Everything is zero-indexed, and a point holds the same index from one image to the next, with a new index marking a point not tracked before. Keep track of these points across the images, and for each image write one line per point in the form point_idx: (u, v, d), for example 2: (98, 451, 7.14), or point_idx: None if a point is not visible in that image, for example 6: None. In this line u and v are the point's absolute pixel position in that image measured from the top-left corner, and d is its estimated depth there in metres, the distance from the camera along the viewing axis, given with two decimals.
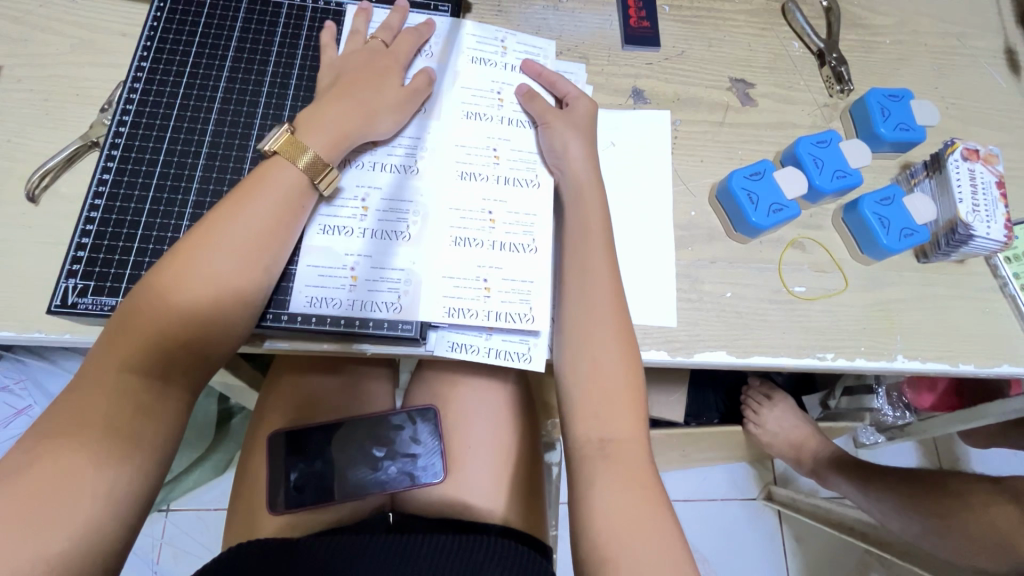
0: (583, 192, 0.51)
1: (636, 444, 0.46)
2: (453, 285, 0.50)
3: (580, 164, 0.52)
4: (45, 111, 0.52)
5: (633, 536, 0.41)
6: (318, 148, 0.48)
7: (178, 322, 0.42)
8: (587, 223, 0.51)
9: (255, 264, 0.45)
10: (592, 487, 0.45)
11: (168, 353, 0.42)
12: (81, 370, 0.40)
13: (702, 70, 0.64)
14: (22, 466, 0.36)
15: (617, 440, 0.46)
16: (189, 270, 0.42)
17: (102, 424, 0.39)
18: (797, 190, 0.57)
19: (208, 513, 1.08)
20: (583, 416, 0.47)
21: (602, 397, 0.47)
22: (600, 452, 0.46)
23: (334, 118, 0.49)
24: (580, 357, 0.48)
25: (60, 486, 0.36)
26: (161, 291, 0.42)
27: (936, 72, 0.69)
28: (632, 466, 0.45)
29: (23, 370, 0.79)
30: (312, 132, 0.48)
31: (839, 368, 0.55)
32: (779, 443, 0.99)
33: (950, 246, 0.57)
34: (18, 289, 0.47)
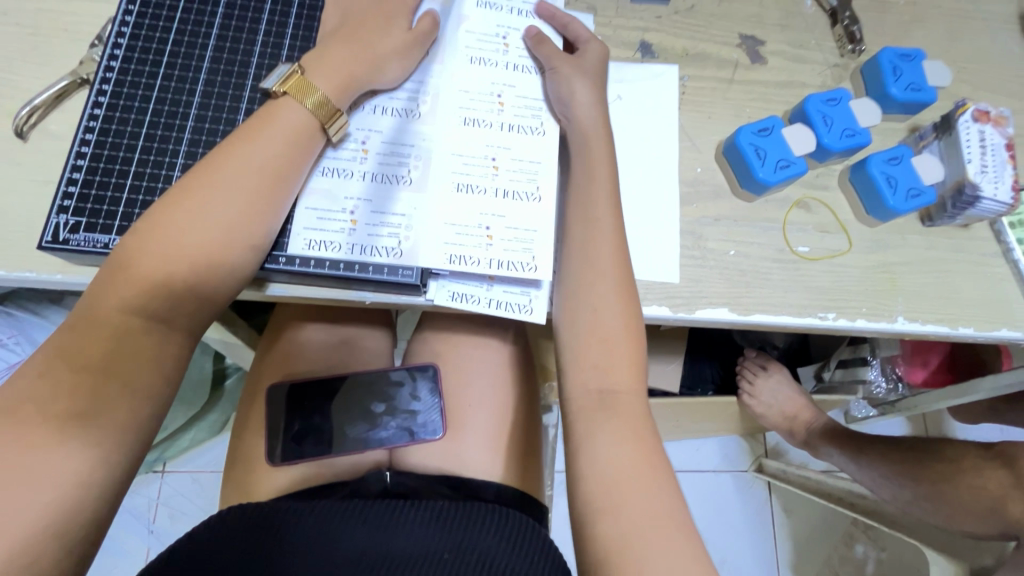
0: (589, 141, 0.50)
1: (636, 397, 0.46)
2: (455, 233, 0.49)
3: (585, 111, 0.51)
4: (32, 46, 0.51)
5: (629, 485, 0.42)
6: (326, 90, 0.46)
7: (180, 261, 0.41)
8: (592, 170, 0.50)
9: (258, 205, 0.43)
10: (592, 437, 0.44)
11: (171, 292, 0.41)
12: (81, 306, 0.40)
13: (711, 25, 0.63)
14: (20, 399, 0.36)
15: (616, 393, 0.46)
16: (194, 208, 0.42)
17: (97, 363, 0.38)
18: (805, 147, 0.56)
19: (203, 475, 1.08)
20: (584, 368, 0.46)
21: (601, 349, 0.46)
22: (599, 404, 0.45)
23: (341, 61, 0.47)
24: (579, 311, 0.47)
25: (55, 419, 0.36)
26: (164, 229, 0.41)
27: (949, 35, 0.67)
28: (630, 419, 0.45)
29: (15, 325, 0.78)
30: (317, 71, 0.47)
31: (840, 329, 0.55)
32: (773, 414, 0.99)
33: (957, 208, 0.57)
34: (7, 227, 0.45)
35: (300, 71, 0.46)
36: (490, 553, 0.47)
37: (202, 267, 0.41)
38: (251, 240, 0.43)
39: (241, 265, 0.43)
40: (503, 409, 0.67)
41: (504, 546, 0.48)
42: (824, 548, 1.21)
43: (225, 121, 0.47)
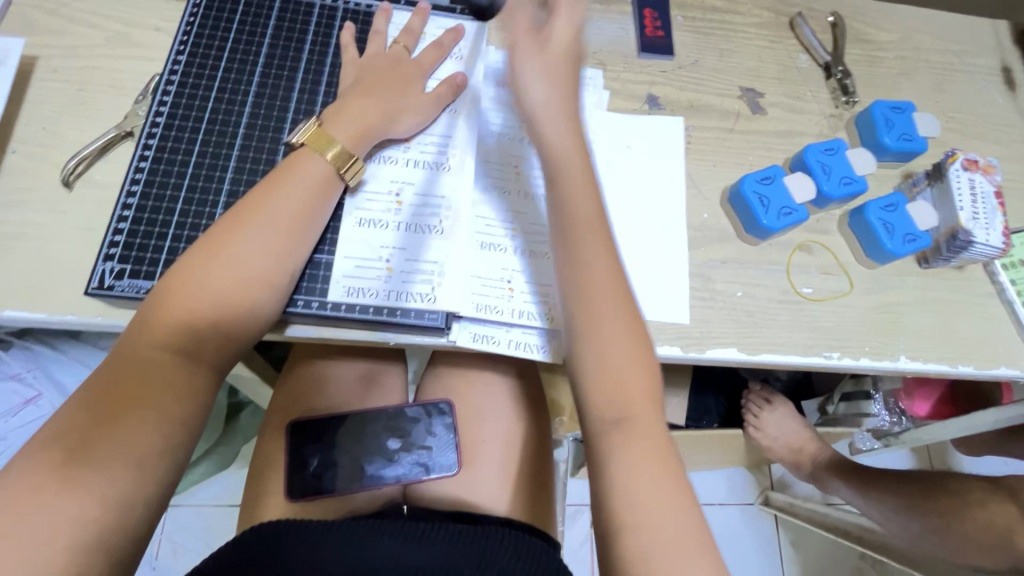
0: (562, 160, 0.48)
1: (652, 415, 0.44)
2: (481, 284, 0.52)
3: (553, 127, 0.48)
4: (80, 101, 0.54)
5: (653, 506, 0.40)
6: (342, 139, 0.50)
7: (212, 303, 0.44)
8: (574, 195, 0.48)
9: (281, 246, 0.46)
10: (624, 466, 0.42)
11: (205, 331, 0.44)
12: (120, 345, 0.42)
13: (714, 79, 0.67)
14: (58, 439, 0.38)
15: (630, 416, 0.43)
16: (227, 253, 0.44)
17: (131, 393, 0.40)
18: (806, 195, 0.59)
19: (209, 509, 1.08)
20: (598, 395, 0.44)
21: (606, 372, 0.44)
22: (616, 426, 0.43)
23: (357, 114, 0.51)
24: (584, 336, 0.45)
25: (98, 458, 0.38)
26: (196, 272, 0.44)
27: (937, 87, 0.72)
28: (648, 443, 0.42)
29: (34, 359, 0.80)
30: (337, 124, 0.51)
31: (844, 367, 0.57)
32: (778, 446, 1.01)
33: (951, 252, 0.59)
34: (52, 272, 0.48)
35: (317, 124, 0.51)
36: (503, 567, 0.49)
37: (232, 309, 0.44)
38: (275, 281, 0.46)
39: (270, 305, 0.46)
40: (517, 445, 0.68)
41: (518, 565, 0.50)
42: None
43: (262, 172, 0.50)
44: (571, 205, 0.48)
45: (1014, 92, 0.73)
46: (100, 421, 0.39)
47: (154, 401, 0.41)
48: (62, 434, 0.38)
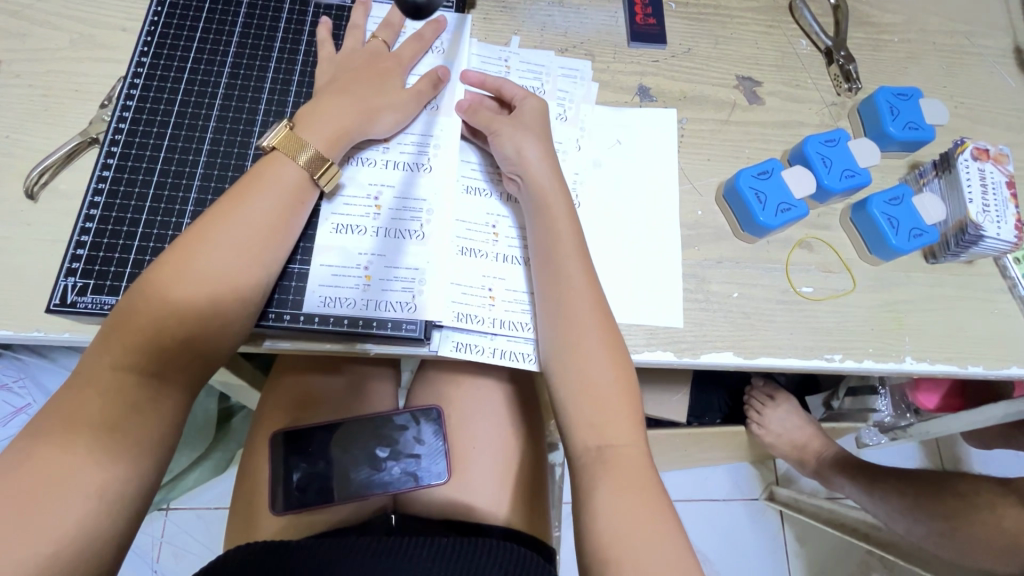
0: (546, 196, 0.50)
1: (636, 447, 0.46)
2: (461, 292, 0.50)
3: (538, 167, 0.51)
4: (43, 107, 0.52)
5: (638, 535, 0.41)
6: (319, 146, 0.48)
7: (176, 320, 0.41)
8: (556, 225, 0.49)
9: (254, 259, 0.44)
10: (594, 490, 0.44)
11: (171, 349, 0.41)
12: (80, 366, 0.40)
13: (709, 68, 0.64)
14: (14, 467, 0.36)
15: (615, 447, 0.45)
16: (194, 265, 0.42)
17: (92, 417, 0.38)
18: (805, 190, 0.56)
19: (207, 512, 1.07)
20: (583, 428, 0.46)
21: (589, 406, 0.46)
22: (598, 459, 0.45)
23: (334, 115, 0.49)
24: (567, 369, 0.47)
25: (57, 484, 0.36)
26: (159, 288, 0.41)
27: (945, 71, 0.68)
28: (632, 476, 0.44)
29: (22, 368, 0.79)
30: (310, 128, 0.48)
31: (846, 370, 0.55)
32: (782, 444, 0.99)
33: (960, 247, 0.56)
34: (16, 287, 0.46)
35: (289, 126, 0.48)
36: None
37: (199, 326, 0.42)
38: (247, 296, 0.44)
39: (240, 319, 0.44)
40: (508, 450, 0.67)
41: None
42: None
43: (231, 179, 0.48)
44: (557, 235, 0.49)
45: None
46: (58, 445, 0.37)
47: (117, 424, 0.39)
48: (18, 460, 0.36)
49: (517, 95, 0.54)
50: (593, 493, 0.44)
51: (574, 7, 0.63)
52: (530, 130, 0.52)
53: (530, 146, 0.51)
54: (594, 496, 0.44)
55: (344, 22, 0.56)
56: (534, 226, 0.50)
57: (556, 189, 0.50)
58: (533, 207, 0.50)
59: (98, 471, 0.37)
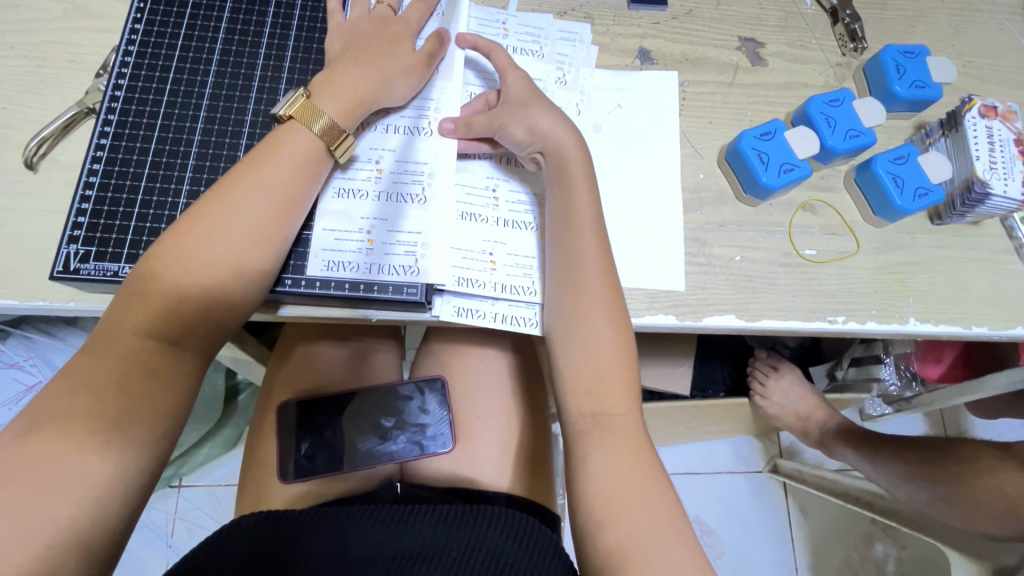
0: (567, 163, 0.49)
1: (631, 417, 0.46)
2: (461, 257, 0.50)
3: (556, 136, 0.49)
4: (39, 78, 0.51)
5: (626, 499, 0.42)
6: (335, 115, 0.47)
7: (194, 289, 0.41)
8: (573, 194, 0.49)
9: (269, 229, 0.44)
10: (589, 454, 0.44)
11: (189, 318, 0.41)
12: (96, 334, 0.40)
13: (711, 30, 0.62)
14: (25, 429, 0.36)
15: (610, 415, 0.45)
16: (210, 234, 0.42)
17: (109, 385, 0.38)
18: (809, 150, 0.55)
19: (219, 488, 1.09)
20: (575, 392, 0.46)
21: (588, 373, 0.46)
22: (594, 425, 0.45)
23: (350, 84, 0.48)
24: (571, 338, 0.47)
25: (64, 447, 0.36)
26: (175, 257, 0.41)
27: (953, 29, 0.66)
28: (626, 443, 0.44)
29: (31, 347, 0.79)
30: (326, 97, 0.47)
31: (849, 332, 0.55)
32: (785, 414, 0.99)
33: (966, 206, 0.56)
34: (19, 257, 0.46)
35: (305, 95, 0.47)
36: (498, 551, 0.48)
37: (213, 295, 0.42)
38: (262, 267, 0.44)
39: (251, 289, 0.44)
40: (512, 418, 0.67)
41: (513, 546, 0.49)
42: (843, 549, 1.20)
43: (228, 146, 0.48)
44: (575, 203, 0.48)
45: None
46: (72, 410, 0.37)
47: (134, 392, 0.39)
48: (24, 424, 0.37)
49: (511, 66, 0.53)
50: (585, 454, 0.44)
51: None
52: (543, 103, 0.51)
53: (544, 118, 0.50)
54: (585, 459, 0.44)
55: None
56: (553, 199, 0.50)
57: (579, 163, 0.49)
58: (555, 180, 0.49)
59: (103, 436, 0.37)
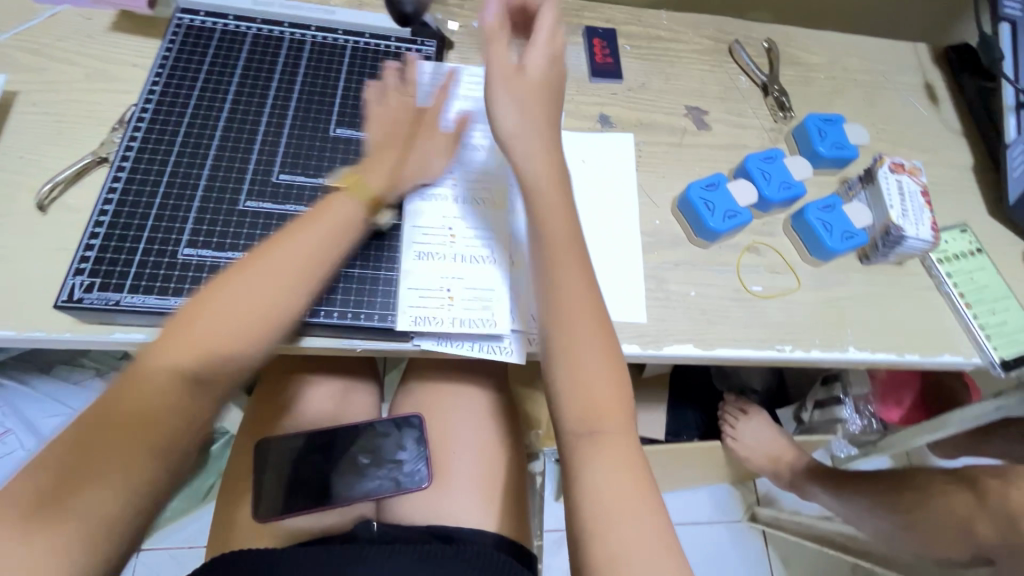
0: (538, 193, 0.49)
1: (623, 420, 0.46)
2: (420, 294, 0.53)
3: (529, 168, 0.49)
4: (57, 131, 0.56)
5: (628, 521, 0.42)
6: (375, 185, 0.52)
7: (222, 339, 0.43)
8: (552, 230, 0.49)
9: (302, 279, 0.46)
10: (585, 465, 0.44)
11: (215, 366, 0.43)
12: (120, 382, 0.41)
13: (661, 100, 0.72)
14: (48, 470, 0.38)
15: (602, 425, 0.45)
16: (245, 287, 0.44)
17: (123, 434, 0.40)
18: (748, 199, 0.63)
19: (181, 551, 1.03)
20: (570, 406, 0.46)
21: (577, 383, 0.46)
22: (588, 436, 0.45)
23: (389, 164, 0.54)
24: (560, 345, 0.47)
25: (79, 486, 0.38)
26: (211, 307, 0.43)
27: (866, 102, 0.78)
28: (624, 457, 0.45)
29: (1, 396, 0.77)
30: (372, 173, 0.53)
31: (797, 359, 0.60)
32: (757, 457, 1.02)
33: (887, 247, 0.64)
34: (23, 291, 0.49)
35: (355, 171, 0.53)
36: None
37: (239, 344, 0.43)
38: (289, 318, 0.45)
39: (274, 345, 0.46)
40: (488, 454, 0.69)
41: None
42: None
43: (232, 190, 0.53)
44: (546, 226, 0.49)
45: (936, 106, 0.80)
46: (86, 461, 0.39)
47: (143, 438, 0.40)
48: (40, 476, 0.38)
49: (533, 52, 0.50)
50: (582, 461, 0.44)
51: None
52: (534, 130, 0.49)
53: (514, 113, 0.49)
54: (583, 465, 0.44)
55: (338, 57, 0.62)
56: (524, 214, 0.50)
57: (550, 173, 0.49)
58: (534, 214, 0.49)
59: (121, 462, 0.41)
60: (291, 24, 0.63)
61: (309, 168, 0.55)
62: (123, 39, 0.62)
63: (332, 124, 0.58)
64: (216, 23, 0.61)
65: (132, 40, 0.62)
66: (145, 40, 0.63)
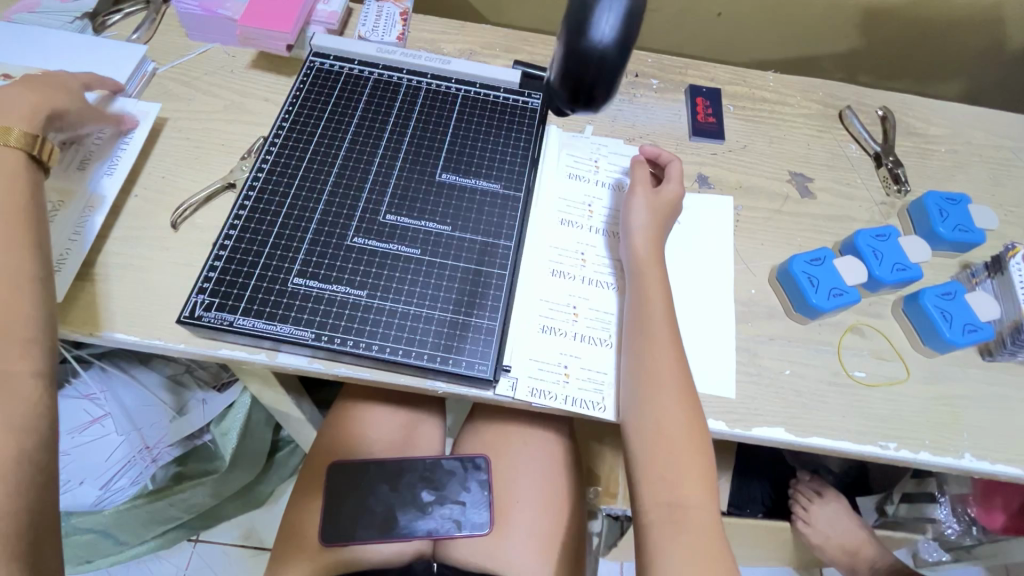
0: (644, 266, 0.56)
1: (705, 510, 0.48)
2: (538, 368, 0.54)
3: (641, 242, 0.57)
4: (194, 157, 0.62)
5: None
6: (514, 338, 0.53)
7: None
8: (645, 295, 0.54)
9: None
10: (664, 553, 0.47)
11: None
12: None
13: (764, 163, 0.70)
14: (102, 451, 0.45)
15: (686, 508, 0.48)
16: None
17: None
18: (856, 278, 0.59)
19: (235, 549, 1.05)
20: (653, 484, 0.49)
21: (665, 462, 0.49)
22: (669, 517, 0.48)
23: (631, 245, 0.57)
24: (645, 420, 0.50)
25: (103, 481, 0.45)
26: None
27: (993, 181, 0.72)
28: (703, 544, 0.47)
29: (104, 380, 0.77)
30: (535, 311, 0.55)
31: (902, 460, 0.55)
32: (830, 547, 0.94)
33: (1016, 346, 0.57)
34: (148, 302, 0.54)
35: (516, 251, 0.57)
36: None
37: None
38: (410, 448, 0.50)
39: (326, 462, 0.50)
40: (552, 509, 0.68)
41: None
42: None
43: (341, 223, 0.56)
44: (644, 291, 0.54)
45: None
46: None
47: None
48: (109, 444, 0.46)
49: (674, 178, 0.61)
50: (660, 546, 0.47)
51: (643, 104, 0.72)
52: (652, 212, 0.59)
53: (634, 217, 0.58)
54: (662, 548, 0.47)
55: (448, 103, 0.65)
56: (631, 293, 0.55)
57: (653, 260, 0.56)
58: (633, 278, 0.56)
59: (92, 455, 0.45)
60: (409, 71, 0.67)
61: (414, 210, 0.58)
62: (259, 76, 0.68)
63: (438, 169, 0.61)
64: (344, 67, 0.66)
65: (267, 77, 0.68)
66: (278, 78, 0.68)
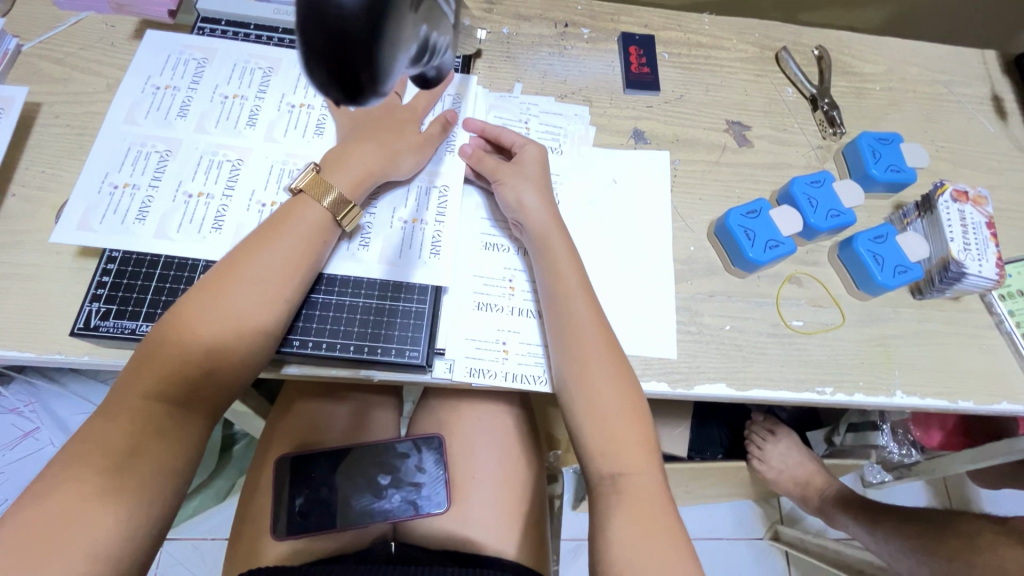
0: (547, 238, 0.53)
1: (649, 476, 0.48)
2: (475, 346, 0.52)
3: (537, 214, 0.54)
4: (79, 146, 0.56)
5: (657, 569, 0.43)
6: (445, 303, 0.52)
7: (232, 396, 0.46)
8: (557, 266, 0.52)
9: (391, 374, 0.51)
10: (610, 521, 0.46)
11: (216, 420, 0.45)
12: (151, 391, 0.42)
13: (700, 113, 0.67)
14: (44, 493, 0.38)
15: (627, 475, 0.48)
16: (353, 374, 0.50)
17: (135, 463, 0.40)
18: (792, 227, 0.59)
19: (204, 543, 1.04)
20: (596, 455, 0.49)
21: (603, 433, 0.48)
22: (613, 487, 0.48)
23: (530, 216, 0.54)
24: (577, 398, 0.49)
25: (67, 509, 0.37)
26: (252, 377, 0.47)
27: (925, 117, 0.72)
28: (646, 506, 0.46)
29: (33, 392, 0.74)
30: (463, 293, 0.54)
31: (838, 403, 0.56)
32: (783, 480, 0.99)
33: (945, 283, 0.59)
34: (41, 313, 0.49)
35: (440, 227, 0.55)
36: None
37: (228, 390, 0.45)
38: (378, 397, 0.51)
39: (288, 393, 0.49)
40: (508, 483, 0.68)
41: None
42: None
43: (265, 202, 0.53)
44: (559, 270, 0.52)
45: (1004, 121, 0.73)
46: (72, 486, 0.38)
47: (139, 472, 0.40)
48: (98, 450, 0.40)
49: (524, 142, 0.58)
50: (608, 518, 0.46)
51: (574, 56, 0.68)
52: (534, 182, 0.55)
53: (528, 191, 0.55)
54: (611, 523, 0.46)
55: None
56: (540, 266, 0.53)
57: (554, 230, 0.54)
58: (538, 252, 0.53)
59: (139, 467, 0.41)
60: None
61: None
62: None
63: None
64: (238, 33, 0.60)
65: None
66: None
